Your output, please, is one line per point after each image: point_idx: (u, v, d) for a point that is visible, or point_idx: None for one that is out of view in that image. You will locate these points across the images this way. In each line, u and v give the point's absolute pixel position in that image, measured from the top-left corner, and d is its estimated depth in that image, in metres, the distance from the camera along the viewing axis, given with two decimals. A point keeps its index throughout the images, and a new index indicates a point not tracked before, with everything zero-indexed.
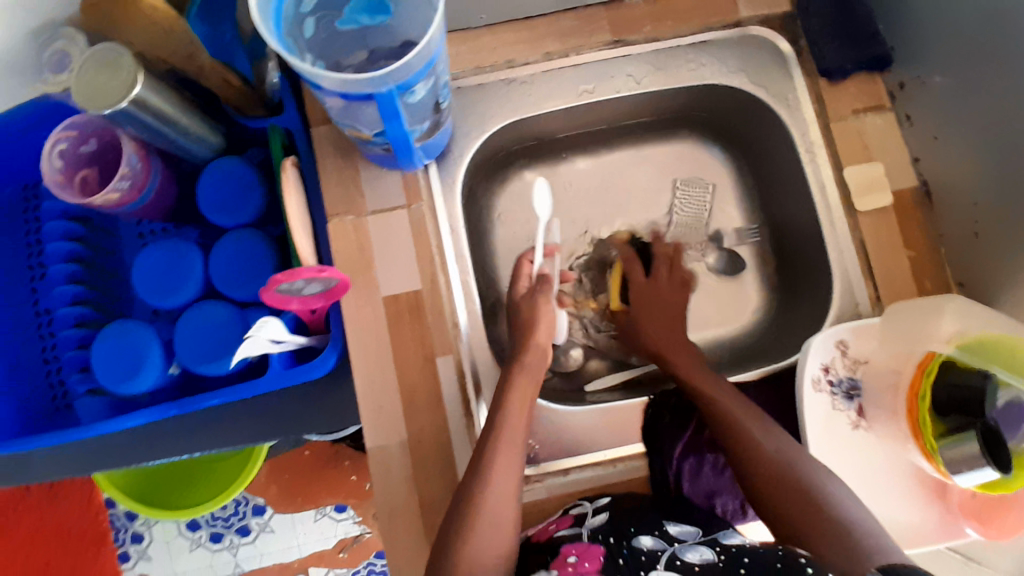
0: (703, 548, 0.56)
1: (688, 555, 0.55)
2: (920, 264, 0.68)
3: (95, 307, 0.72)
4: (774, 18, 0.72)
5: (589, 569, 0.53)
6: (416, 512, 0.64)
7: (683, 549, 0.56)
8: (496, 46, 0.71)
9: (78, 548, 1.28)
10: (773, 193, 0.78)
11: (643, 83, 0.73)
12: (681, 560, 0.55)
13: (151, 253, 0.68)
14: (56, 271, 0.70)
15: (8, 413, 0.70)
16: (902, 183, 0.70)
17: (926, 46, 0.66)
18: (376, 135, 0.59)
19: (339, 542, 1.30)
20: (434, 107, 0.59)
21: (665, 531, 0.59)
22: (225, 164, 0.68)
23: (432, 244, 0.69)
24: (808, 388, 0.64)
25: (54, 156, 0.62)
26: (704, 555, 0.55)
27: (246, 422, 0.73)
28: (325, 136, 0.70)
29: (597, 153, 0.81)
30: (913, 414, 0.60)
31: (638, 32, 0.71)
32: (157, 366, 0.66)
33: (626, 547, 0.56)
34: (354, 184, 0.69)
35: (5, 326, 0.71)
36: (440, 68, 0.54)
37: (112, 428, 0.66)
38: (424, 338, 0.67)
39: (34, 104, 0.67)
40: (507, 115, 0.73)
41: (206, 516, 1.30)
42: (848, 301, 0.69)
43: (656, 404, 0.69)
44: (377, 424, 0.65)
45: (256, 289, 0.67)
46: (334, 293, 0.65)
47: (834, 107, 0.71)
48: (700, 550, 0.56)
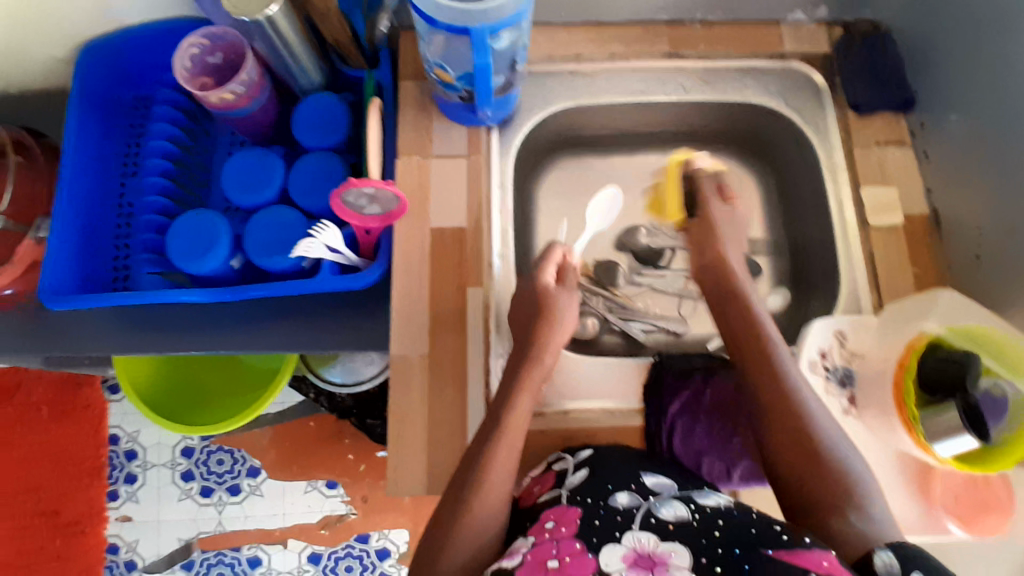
0: (678, 504, 0.55)
1: (662, 511, 0.54)
2: (924, 281, 0.73)
3: (177, 202, 0.81)
4: (813, 57, 0.82)
5: (564, 533, 0.53)
6: (426, 420, 0.69)
7: (658, 505, 0.55)
8: (569, 41, 0.82)
9: (74, 476, 1.22)
10: (797, 211, 0.84)
11: (690, 91, 0.82)
12: (656, 517, 0.53)
13: (241, 158, 0.77)
14: (152, 164, 0.80)
15: (76, 275, 0.79)
16: (913, 210, 0.76)
17: (944, 91, 0.76)
18: (459, 79, 0.68)
19: (324, 519, 1.20)
20: (510, 65, 0.69)
21: (641, 486, 0.58)
22: (320, 96, 0.78)
23: (483, 192, 0.76)
24: (804, 368, 0.69)
25: (185, 57, 0.75)
26: (679, 512, 0.54)
27: (285, 327, 0.80)
28: (410, 91, 0.79)
29: (641, 151, 0.88)
30: (898, 387, 0.65)
31: (692, 49, 0.82)
32: (223, 254, 0.74)
33: (602, 507, 0.55)
34: (426, 131, 0.78)
35: (91, 205, 0.82)
36: (524, 25, 0.64)
37: (171, 299, 0.74)
38: (462, 269, 0.74)
39: (179, 24, 0.82)
40: (568, 100, 0.82)
41: (202, 468, 1.22)
42: (853, 305, 0.73)
43: (660, 364, 0.73)
44: (407, 334, 0.71)
45: (323, 202, 0.76)
46: (392, 216, 0.72)
47: (858, 135, 0.79)
48: (675, 506, 0.54)
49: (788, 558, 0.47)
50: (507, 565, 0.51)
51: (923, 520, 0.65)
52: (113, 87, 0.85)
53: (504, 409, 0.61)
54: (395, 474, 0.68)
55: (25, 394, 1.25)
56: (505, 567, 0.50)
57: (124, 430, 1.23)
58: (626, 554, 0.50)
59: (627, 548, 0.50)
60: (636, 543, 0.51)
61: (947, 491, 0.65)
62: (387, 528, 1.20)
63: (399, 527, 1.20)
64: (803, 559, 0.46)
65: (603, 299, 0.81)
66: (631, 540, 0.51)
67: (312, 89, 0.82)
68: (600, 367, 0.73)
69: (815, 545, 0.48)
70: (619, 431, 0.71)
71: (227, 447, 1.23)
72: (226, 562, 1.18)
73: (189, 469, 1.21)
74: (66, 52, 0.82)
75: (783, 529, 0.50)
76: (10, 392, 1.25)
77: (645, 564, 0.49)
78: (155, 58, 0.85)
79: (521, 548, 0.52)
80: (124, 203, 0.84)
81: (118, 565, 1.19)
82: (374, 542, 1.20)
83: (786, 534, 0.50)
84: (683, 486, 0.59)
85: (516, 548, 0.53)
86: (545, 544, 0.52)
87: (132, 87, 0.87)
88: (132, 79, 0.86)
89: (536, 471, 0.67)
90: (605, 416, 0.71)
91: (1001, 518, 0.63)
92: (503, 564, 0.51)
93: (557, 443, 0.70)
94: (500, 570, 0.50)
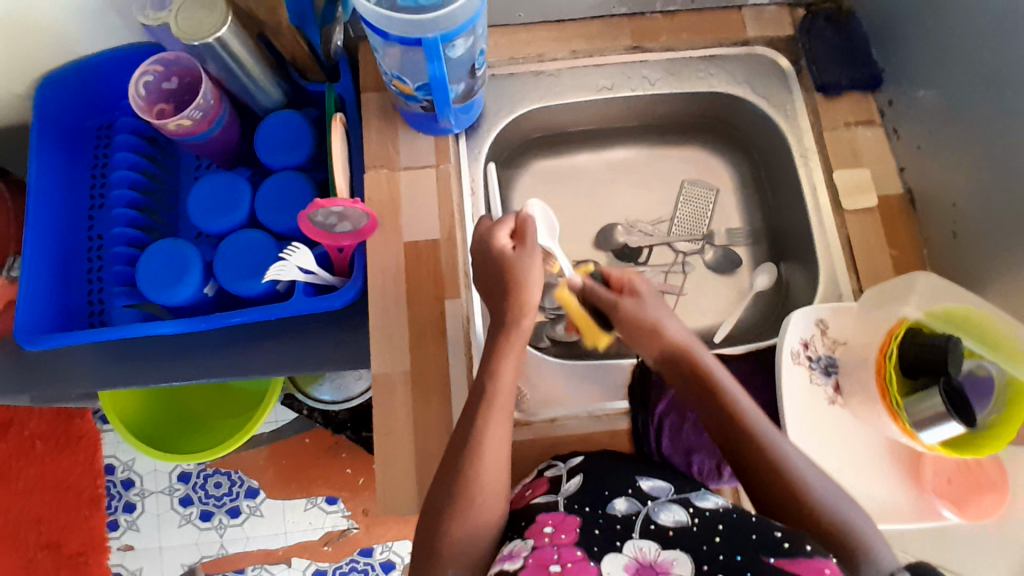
0: (676, 508, 0.54)
1: (661, 516, 0.53)
2: (903, 262, 0.73)
3: (146, 233, 0.80)
4: (779, 41, 0.81)
5: (565, 540, 0.52)
6: (412, 436, 0.68)
7: (657, 510, 0.54)
8: (531, 40, 0.81)
9: (73, 508, 1.21)
10: (774, 197, 0.83)
11: (657, 84, 0.81)
12: (655, 523, 0.53)
13: (206, 184, 0.76)
14: (119, 195, 0.79)
15: (51, 313, 0.78)
16: (889, 190, 0.76)
17: (912, 68, 0.75)
18: (418, 89, 0.67)
19: (326, 535, 1.19)
20: (469, 71, 0.68)
21: (638, 490, 0.57)
22: (281, 114, 0.77)
23: (454, 201, 0.75)
24: (787, 358, 0.68)
25: (139, 86, 0.74)
26: (678, 517, 0.53)
27: (267, 349, 0.79)
28: (373, 102, 0.78)
29: (613, 148, 0.87)
30: (881, 374, 0.63)
31: (656, 40, 0.81)
32: (195, 282, 0.74)
33: (601, 516, 0.54)
34: (393, 143, 0.77)
35: (61, 241, 0.81)
36: (478, 30, 0.62)
37: (146, 331, 0.73)
38: (437, 280, 0.73)
39: (134, 50, 0.80)
40: (534, 101, 0.81)
41: (200, 492, 1.21)
42: (832, 292, 0.73)
43: (643, 365, 0.73)
44: (386, 351, 0.70)
45: (293, 222, 0.75)
46: (363, 233, 0.72)
47: (829, 117, 0.78)
48: (674, 511, 0.54)
49: (790, 567, 0.45)
50: (508, 569, 0.50)
51: (916, 505, 0.64)
52: (75, 119, 0.84)
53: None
54: (385, 492, 0.67)
55: (18, 429, 1.24)
56: (506, 570, 0.50)
57: (119, 459, 1.23)
58: (628, 562, 0.50)
59: (629, 557, 0.50)
60: (637, 552, 0.51)
61: (938, 474, 0.65)
62: (389, 540, 1.20)
63: (402, 537, 1.20)
64: (804, 565, 0.45)
65: None
66: (632, 550, 0.51)
67: (273, 107, 0.81)
68: (584, 371, 0.73)
69: (818, 552, 0.46)
70: (607, 434, 0.70)
71: (224, 470, 1.22)
72: None
73: (187, 494, 1.21)
74: (24, 86, 0.81)
75: (784, 536, 0.48)
76: (3, 428, 1.24)
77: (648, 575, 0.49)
78: (115, 87, 0.84)
79: (520, 551, 0.52)
80: (94, 235, 0.83)
81: None
82: (378, 554, 1.19)
83: (788, 542, 0.47)
84: (679, 488, 0.58)
85: (515, 550, 0.52)
86: (545, 548, 0.51)
87: (94, 118, 0.86)
88: (92, 109, 0.85)
89: (528, 477, 0.66)
90: (591, 421, 0.70)
91: (997, 499, 0.62)
92: (504, 567, 0.51)
93: (546, 450, 0.70)
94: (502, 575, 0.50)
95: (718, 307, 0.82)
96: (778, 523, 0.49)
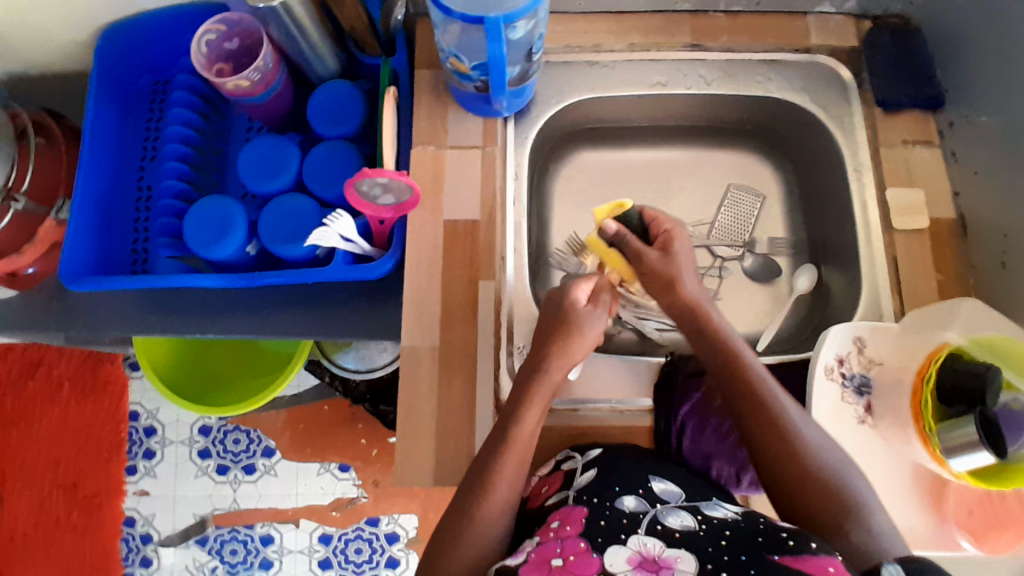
0: (684, 514, 0.54)
1: (669, 519, 0.53)
2: (947, 288, 0.71)
3: (194, 188, 0.82)
4: (841, 51, 0.80)
5: (570, 532, 0.52)
6: (434, 412, 0.69)
7: (665, 513, 0.54)
8: (589, 30, 0.80)
9: (95, 451, 1.25)
10: (819, 210, 0.82)
11: (712, 84, 0.80)
12: (662, 524, 0.52)
13: (256, 145, 0.77)
14: (171, 149, 0.81)
15: (95, 257, 0.81)
16: (939, 213, 0.74)
17: (977, 91, 0.73)
18: (473, 69, 0.67)
19: (335, 501, 1.21)
20: (525, 55, 0.68)
21: (648, 491, 0.57)
22: (334, 84, 0.78)
23: (497, 184, 0.75)
24: (820, 374, 0.66)
25: (202, 43, 0.75)
26: (685, 522, 0.53)
27: (298, 312, 0.80)
28: (426, 79, 0.78)
29: (658, 145, 0.87)
30: (916, 397, 0.64)
31: (715, 40, 0.80)
32: (239, 240, 0.75)
33: (609, 508, 0.55)
34: (442, 121, 0.77)
35: (112, 189, 0.83)
36: (540, 15, 0.63)
37: (186, 283, 0.74)
38: (473, 262, 0.73)
39: (199, 8, 0.82)
40: (585, 91, 0.80)
41: (218, 446, 1.24)
42: (873, 308, 0.72)
43: (670, 366, 0.72)
44: (416, 325, 0.71)
45: (337, 190, 0.76)
46: (404, 207, 0.72)
47: (885, 134, 0.76)
48: (682, 516, 0.54)
49: (794, 564, 0.45)
50: (511, 562, 0.49)
51: (935, 533, 0.63)
52: (134, 72, 0.86)
53: (510, 413, 0.59)
54: (403, 464, 0.68)
55: (48, 369, 1.27)
56: (509, 565, 0.49)
57: (144, 407, 1.26)
58: (631, 555, 0.49)
59: (632, 550, 0.49)
60: (641, 546, 0.50)
61: (961, 504, 0.64)
62: (396, 512, 1.21)
63: (408, 511, 1.21)
64: (810, 563, 0.45)
65: None
66: (636, 544, 0.50)
67: (327, 76, 0.82)
68: (610, 364, 0.72)
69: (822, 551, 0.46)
70: (628, 430, 0.70)
71: (243, 427, 1.25)
72: (240, 539, 1.21)
73: (206, 447, 1.24)
74: (88, 35, 0.83)
75: (789, 535, 0.48)
76: (34, 367, 1.27)
77: (650, 568, 0.48)
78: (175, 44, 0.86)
79: (525, 547, 0.52)
80: (143, 186, 0.85)
81: (135, 537, 1.22)
82: (384, 525, 1.21)
83: (793, 540, 0.48)
84: (690, 496, 0.57)
85: (520, 547, 0.52)
86: (549, 544, 0.51)
87: (151, 74, 0.88)
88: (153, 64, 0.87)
89: (545, 469, 0.67)
90: (614, 415, 0.71)
91: (1015, 536, 0.62)
92: (506, 562, 0.50)
93: (564, 440, 0.70)
94: (502, 569, 0.49)
95: (755, 314, 0.81)
96: (784, 525, 0.50)
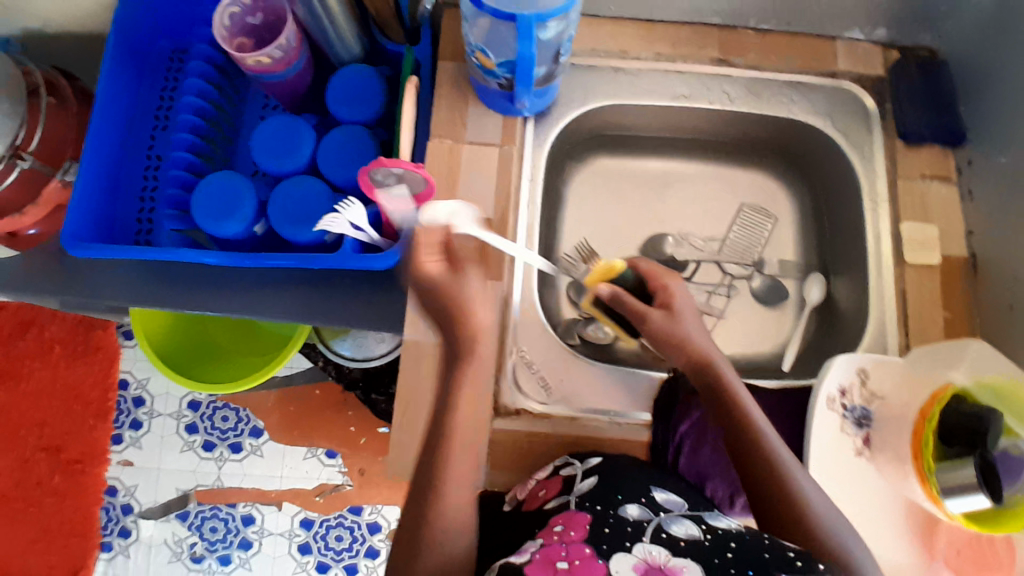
0: (688, 523, 0.54)
1: (673, 527, 0.53)
2: (953, 326, 0.71)
3: (203, 160, 0.81)
4: (868, 79, 0.79)
5: (574, 537, 0.52)
6: (431, 408, 0.68)
7: (669, 521, 0.54)
8: (616, 36, 0.80)
9: (82, 416, 1.24)
10: (831, 235, 0.82)
11: (736, 101, 0.79)
12: (667, 533, 0.52)
13: (270, 124, 0.76)
14: (183, 120, 0.79)
15: (99, 224, 0.79)
16: (952, 250, 0.73)
17: (999, 131, 0.72)
18: (499, 67, 0.66)
19: (320, 486, 1.21)
20: (554, 56, 0.67)
21: (652, 500, 0.57)
22: (355, 69, 0.77)
23: (512, 183, 0.75)
24: (822, 403, 0.67)
25: (225, 17, 0.74)
26: (690, 530, 0.53)
27: (299, 296, 0.79)
28: (448, 71, 0.77)
29: (676, 157, 0.86)
30: (918, 436, 0.63)
31: (743, 56, 0.79)
32: (247, 219, 0.74)
33: (612, 515, 0.54)
34: (461, 115, 0.76)
35: (121, 157, 0.82)
36: (571, 18, 0.62)
37: (189, 258, 0.73)
38: (482, 260, 0.72)
39: None
40: (609, 96, 0.79)
41: (206, 422, 1.23)
42: (879, 341, 0.71)
43: (671, 382, 0.71)
44: (419, 320, 0.70)
45: (351, 175, 0.75)
46: (418, 200, 0.71)
47: (904, 166, 0.76)
48: (686, 524, 0.54)
49: None
50: (516, 561, 0.50)
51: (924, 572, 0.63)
52: (151, 39, 0.85)
53: None
54: (396, 457, 0.67)
55: (39, 331, 1.26)
56: (514, 563, 0.50)
57: (134, 376, 1.25)
58: (637, 563, 0.49)
59: (638, 558, 0.49)
60: (647, 554, 0.50)
61: (950, 544, 0.64)
62: (380, 503, 1.21)
63: (392, 503, 1.21)
64: None
65: None
66: (642, 552, 0.50)
67: (350, 59, 0.81)
68: (604, 375, 0.71)
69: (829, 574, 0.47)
70: (625, 442, 0.69)
71: (232, 405, 1.23)
72: (220, 516, 1.20)
73: (194, 422, 1.23)
74: None
75: (797, 555, 0.48)
76: (26, 328, 1.26)
77: None
78: (196, 14, 0.85)
79: (529, 547, 0.52)
80: (153, 155, 0.84)
81: (115, 507, 1.21)
82: (366, 514, 1.21)
83: (801, 561, 0.47)
84: (693, 506, 0.58)
85: (524, 547, 0.52)
86: (553, 546, 0.51)
87: (168, 43, 0.87)
88: (172, 33, 0.86)
89: (544, 473, 0.66)
90: (609, 427, 0.69)
91: None
92: (512, 560, 0.51)
93: (559, 447, 0.69)
94: (508, 566, 0.50)
95: (762, 336, 0.81)
96: (790, 545, 0.50)
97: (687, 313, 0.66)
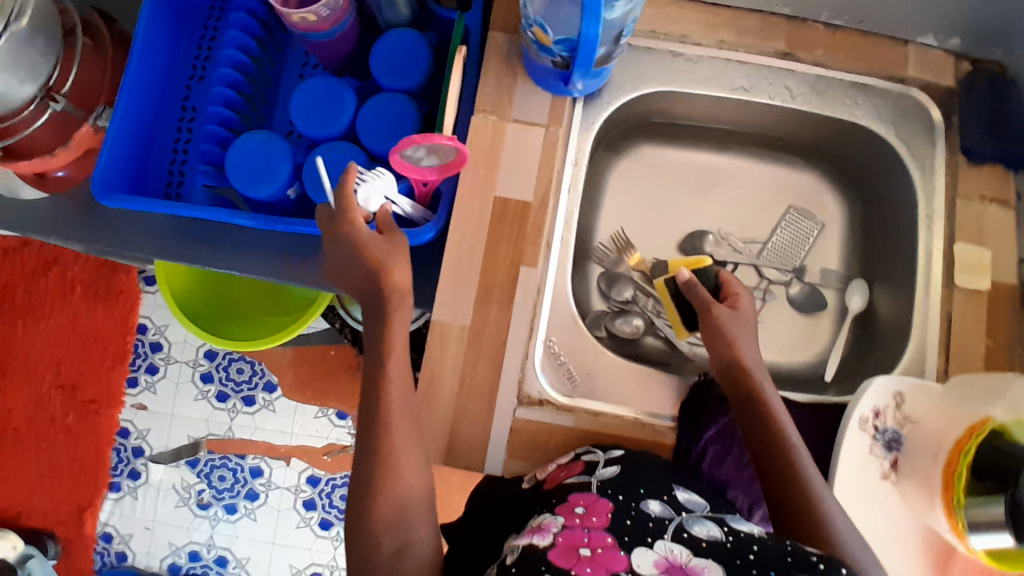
0: (711, 525, 0.52)
1: (695, 528, 0.51)
2: (995, 355, 0.68)
3: (240, 117, 0.79)
4: (936, 89, 0.75)
5: (595, 523, 0.51)
6: (454, 391, 0.67)
7: (691, 522, 0.53)
8: (678, 19, 0.76)
9: (99, 358, 1.24)
10: (878, 248, 0.79)
11: (797, 99, 0.75)
12: (688, 533, 0.51)
13: (311, 86, 0.74)
14: (222, 73, 0.77)
15: (131, 173, 0.78)
16: (1003, 278, 0.70)
17: None
18: (557, 44, 0.63)
19: (328, 446, 1.21)
20: (616, 36, 0.64)
21: (673, 499, 0.56)
22: (402, 33, 0.74)
23: (555, 168, 0.72)
24: (854, 424, 0.65)
25: None
26: (711, 532, 0.51)
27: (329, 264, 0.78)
28: (499, 44, 0.74)
29: (725, 152, 0.83)
30: (949, 468, 0.62)
31: (810, 52, 0.75)
32: (282, 181, 0.72)
33: (634, 509, 0.54)
34: (509, 92, 0.73)
35: (157, 106, 0.80)
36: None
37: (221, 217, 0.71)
38: (518, 245, 0.70)
39: None
40: (662, 83, 0.76)
41: (221, 373, 1.23)
42: (917, 364, 0.69)
43: (704, 385, 0.70)
44: (449, 300, 0.69)
45: (391, 145, 0.73)
46: (449, 168, 0.68)
47: (965, 184, 0.72)
48: (708, 527, 0.52)
49: None
50: (537, 542, 0.49)
51: None
52: None
53: None
54: None
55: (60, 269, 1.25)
56: (536, 544, 0.48)
57: (153, 322, 1.25)
58: (657, 560, 0.48)
59: (659, 555, 0.48)
60: (668, 552, 0.48)
61: None
62: None
63: None
64: None
65: (654, 302, 0.79)
66: (663, 549, 0.49)
67: (397, 23, 0.78)
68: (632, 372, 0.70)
69: None
70: (647, 442, 0.68)
71: (247, 357, 1.23)
72: (229, 466, 1.21)
73: (209, 371, 1.23)
74: None
75: (820, 558, 0.45)
76: (46, 266, 1.25)
77: None
78: None
79: (550, 527, 0.51)
80: (188, 106, 0.82)
81: (126, 449, 1.23)
82: None
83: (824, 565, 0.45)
84: (714, 508, 0.57)
85: (545, 526, 0.51)
86: (575, 530, 0.50)
87: None
88: None
89: (563, 458, 0.65)
90: (633, 426, 0.68)
91: None
92: (534, 541, 0.49)
93: (579, 441, 0.68)
94: (530, 547, 0.48)
95: (794, 346, 0.79)
96: (813, 549, 0.47)
97: (750, 320, 0.66)
